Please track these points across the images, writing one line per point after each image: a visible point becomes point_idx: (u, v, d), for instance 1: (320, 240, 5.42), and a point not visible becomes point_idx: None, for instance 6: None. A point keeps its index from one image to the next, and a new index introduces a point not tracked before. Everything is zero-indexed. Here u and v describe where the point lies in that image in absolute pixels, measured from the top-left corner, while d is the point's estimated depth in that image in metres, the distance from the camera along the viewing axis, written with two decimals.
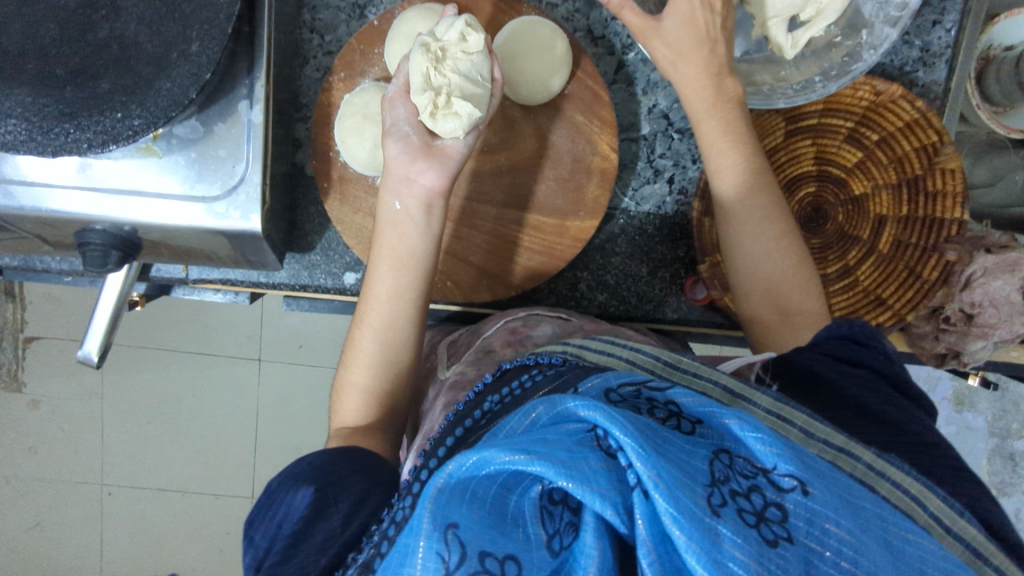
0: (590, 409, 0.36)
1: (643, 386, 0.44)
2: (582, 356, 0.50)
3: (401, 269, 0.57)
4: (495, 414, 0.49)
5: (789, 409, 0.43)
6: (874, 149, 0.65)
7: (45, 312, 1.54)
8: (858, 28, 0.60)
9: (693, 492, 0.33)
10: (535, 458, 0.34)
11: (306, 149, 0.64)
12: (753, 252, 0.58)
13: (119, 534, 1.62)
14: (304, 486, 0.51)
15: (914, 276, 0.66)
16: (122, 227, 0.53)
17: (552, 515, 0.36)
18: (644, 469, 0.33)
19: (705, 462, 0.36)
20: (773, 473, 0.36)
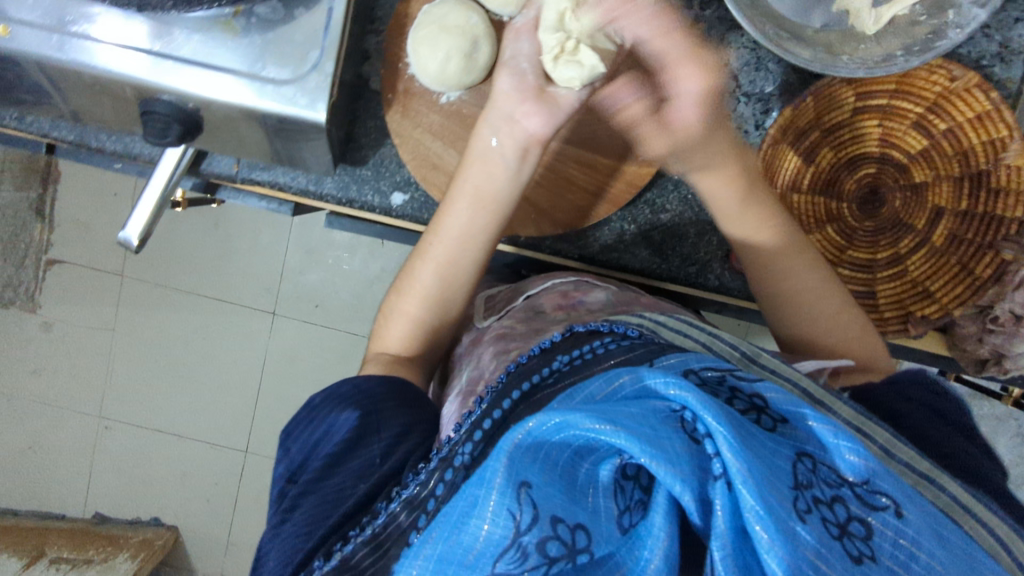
0: (681, 392, 0.40)
1: (728, 374, 0.48)
2: (657, 332, 0.55)
3: (480, 211, 0.59)
4: (562, 373, 0.52)
5: (871, 425, 0.46)
6: (940, 138, 0.64)
7: (68, 238, 1.52)
8: (945, 8, 0.60)
9: (775, 489, 0.37)
10: (623, 432, 0.38)
11: (374, 61, 0.63)
12: (792, 287, 0.60)
13: (110, 467, 1.62)
14: (350, 410, 0.58)
15: (965, 272, 0.65)
16: (187, 102, 0.53)
17: (623, 490, 0.40)
18: (733, 460, 0.37)
19: (790, 463, 0.40)
20: (857, 486, 0.40)
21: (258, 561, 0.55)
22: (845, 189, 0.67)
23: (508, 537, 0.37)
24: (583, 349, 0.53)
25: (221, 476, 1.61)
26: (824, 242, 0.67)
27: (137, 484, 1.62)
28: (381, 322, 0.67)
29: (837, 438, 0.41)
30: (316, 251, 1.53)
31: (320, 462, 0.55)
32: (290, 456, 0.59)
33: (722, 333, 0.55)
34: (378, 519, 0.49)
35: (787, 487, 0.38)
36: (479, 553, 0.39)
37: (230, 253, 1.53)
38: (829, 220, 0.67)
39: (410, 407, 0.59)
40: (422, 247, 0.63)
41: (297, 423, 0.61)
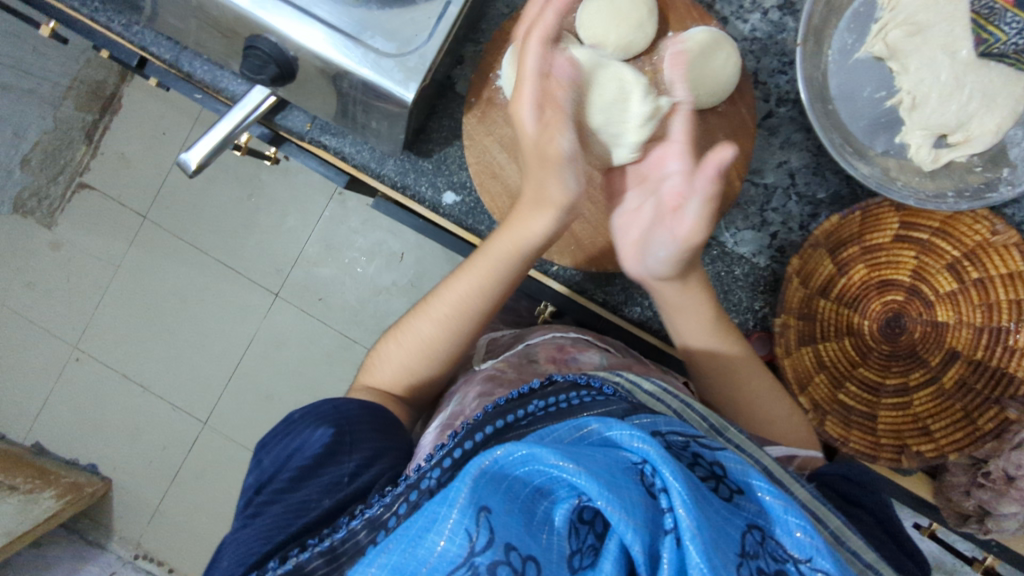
0: (643, 443, 0.40)
1: (693, 441, 0.47)
2: (632, 393, 0.54)
3: (489, 286, 0.62)
4: (537, 418, 0.50)
5: (826, 513, 0.47)
6: (969, 286, 0.66)
7: (107, 168, 1.54)
8: (1000, 164, 0.64)
9: (722, 553, 0.36)
10: (583, 472, 0.37)
11: (466, 67, 0.67)
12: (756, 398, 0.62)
13: (67, 400, 1.58)
14: (325, 426, 0.57)
15: (967, 419, 0.65)
16: (290, 47, 0.56)
17: (578, 532, 0.39)
18: (686, 516, 0.36)
19: (739, 532, 0.39)
20: (806, 564, 0.39)
21: (212, 562, 0.54)
22: (871, 308, 0.68)
23: (462, 556, 0.35)
24: (559, 396, 0.51)
25: (172, 441, 1.56)
26: (839, 352, 0.68)
27: (87, 426, 1.58)
28: (371, 358, 0.68)
29: (786, 513, 0.40)
30: (336, 247, 1.54)
31: (290, 472, 0.55)
32: (261, 467, 0.59)
33: (696, 403, 0.55)
34: (337, 533, 0.48)
35: (733, 554, 0.37)
36: (431, 569, 0.36)
37: (254, 225, 1.54)
38: (849, 333, 0.68)
39: (387, 434, 0.59)
40: (428, 306, 0.65)
41: (273, 434, 0.61)
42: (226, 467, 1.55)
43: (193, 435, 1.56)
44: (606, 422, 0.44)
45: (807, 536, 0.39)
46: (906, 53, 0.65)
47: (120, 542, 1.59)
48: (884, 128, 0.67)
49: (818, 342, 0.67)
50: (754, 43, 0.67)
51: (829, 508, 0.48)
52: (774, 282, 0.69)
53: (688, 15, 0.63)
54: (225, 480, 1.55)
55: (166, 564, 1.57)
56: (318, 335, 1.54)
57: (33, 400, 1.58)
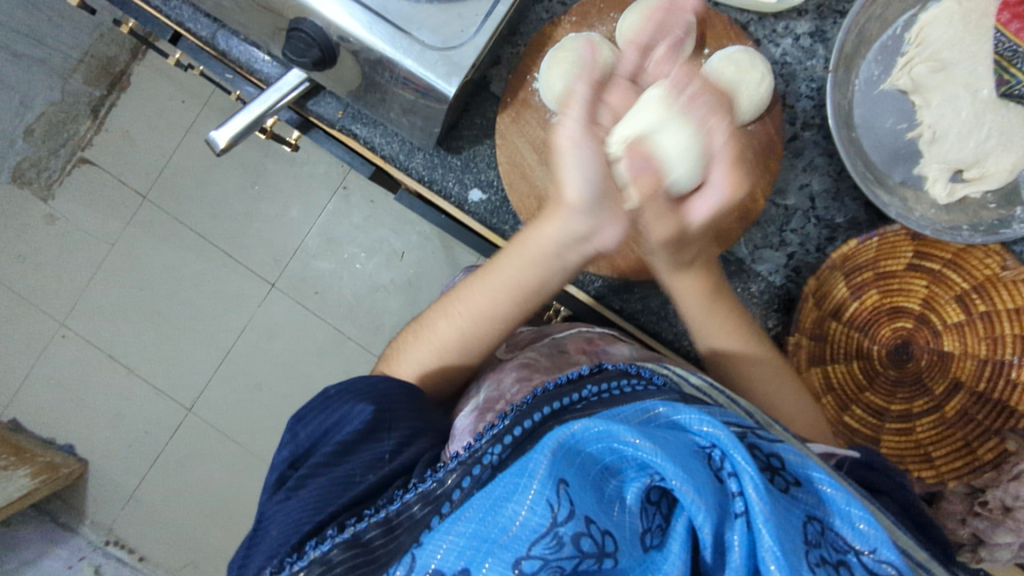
0: (714, 428, 0.42)
1: (749, 431, 0.49)
2: (681, 386, 0.56)
3: (509, 294, 0.63)
4: (592, 402, 0.51)
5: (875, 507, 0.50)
6: (975, 318, 0.67)
7: (112, 145, 1.53)
8: (1014, 203, 0.66)
9: (790, 538, 0.39)
10: (659, 452, 0.39)
11: (501, 67, 0.67)
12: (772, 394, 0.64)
13: (50, 378, 1.54)
14: (365, 402, 0.56)
15: (968, 449, 0.67)
16: (334, 32, 0.56)
17: (647, 512, 0.42)
18: (757, 500, 0.38)
19: (800, 522, 0.42)
20: (866, 555, 0.41)
21: (251, 537, 0.53)
22: (880, 334, 0.69)
23: (545, 526, 0.37)
24: (611, 382, 0.53)
25: (155, 425, 1.54)
26: (847, 375, 0.69)
27: (68, 406, 1.54)
28: (392, 351, 0.70)
29: (849, 505, 0.42)
30: (337, 241, 1.53)
31: (329, 448, 0.54)
32: (295, 440, 0.58)
33: (739, 399, 0.56)
34: (393, 505, 0.49)
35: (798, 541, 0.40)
36: (513, 536, 0.38)
37: (256, 214, 1.53)
38: (858, 357, 0.69)
39: (421, 413, 0.59)
40: (450, 305, 0.65)
41: (308, 410, 0.59)
42: (208, 455, 1.53)
43: (177, 421, 1.53)
44: (674, 405, 0.45)
45: (870, 528, 0.41)
46: (929, 89, 0.67)
47: (91, 527, 1.55)
48: (902, 159, 0.69)
49: (827, 364, 0.69)
50: (784, 68, 0.68)
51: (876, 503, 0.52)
52: (789, 301, 0.70)
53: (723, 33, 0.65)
54: (208, 469, 1.53)
55: (137, 552, 1.53)
56: (312, 327, 1.53)
57: (14, 375, 1.54)
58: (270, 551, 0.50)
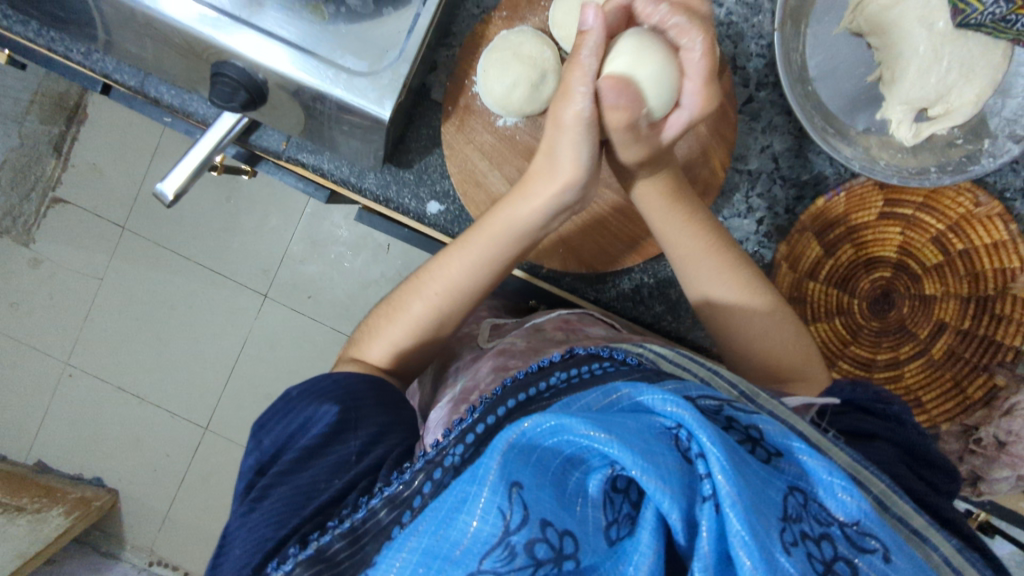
0: (676, 409, 0.41)
1: (725, 404, 0.48)
2: (658, 362, 0.54)
3: (485, 266, 0.61)
4: (560, 389, 0.51)
5: (866, 473, 0.49)
6: (954, 257, 0.66)
7: (80, 180, 1.51)
8: (981, 136, 0.65)
9: (762, 516, 0.38)
10: (616, 443, 0.39)
11: (440, 73, 0.65)
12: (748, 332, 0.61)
13: (66, 418, 1.57)
14: (331, 403, 0.58)
15: (958, 389, 0.67)
16: (257, 72, 0.55)
17: (613, 501, 0.41)
18: (724, 484, 0.37)
19: (781, 495, 0.41)
20: (848, 527, 0.41)
21: (219, 552, 0.54)
22: (860, 287, 0.68)
23: (496, 536, 0.37)
24: (580, 367, 0.53)
25: (175, 447, 1.57)
26: (830, 333, 0.68)
27: (88, 441, 1.58)
28: (364, 335, 0.67)
29: (830, 475, 0.42)
30: (321, 243, 1.52)
31: (294, 454, 0.55)
32: (261, 448, 0.59)
33: (722, 369, 0.55)
34: (359, 513, 0.48)
35: (775, 517, 0.39)
36: (464, 550, 0.38)
37: (236, 228, 1.52)
38: (840, 313, 0.68)
39: (390, 409, 0.60)
40: (418, 282, 0.63)
41: (270, 425, 0.60)
42: (231, 469, 1.56)
43: (196, 440, 1.56)
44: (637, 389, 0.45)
45: (852, 499, 0.41)
46: (883, 28, 0.64)
47: (133, 551, 1.61)
48: (864, 105, 0.67)
49: (809, 325, 0.68)
50: (731, 28, 0.66)
51: (870, 470, 0.49)
52: (762, 266, 0.69)
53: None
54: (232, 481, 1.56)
55: (180, 568, 1.59)
56: (309, 332, 1.53)
57: (31, 419, 1.58)
58: (238, 566, 0.51)
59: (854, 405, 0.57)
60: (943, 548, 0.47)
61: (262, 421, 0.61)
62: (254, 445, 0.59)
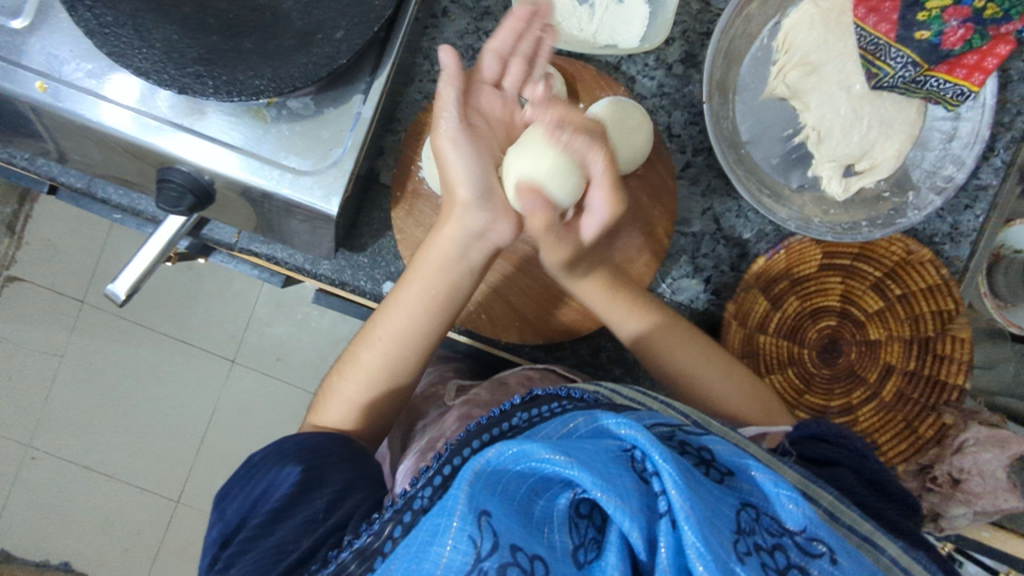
0: (630, 431, 0.42)
1: (677, 429, 0.49)
2: (614, 398, 0.55)
3: (422, 308, 0.59)
4: (522, 429, 0.50)
5: (817, 490, 0.49)
6: (894, 302, 0.70)
7: (37, 257, 1.48)
8: (906, 188, 0.68)
9: (718, 530, 0.38)
10: (576, 464, 0.39)
11: (387, 158, 0.67)
12: (687, 373, 0.63)
13: (27, 501, 1.49)
14: (292, 463, 0.54)
15: (910, 430, 0.69)
16: (202, 174, 0.56)
17: (578, 526, 0.41)
18: (678, 498, 0.38)
19: (734, 510, 0.41)
20: (799, 535, 0.42)
21: None
22: (807, 337, 0.70)
23: (469, 564, 0.36)
24: (541, 407, 0.52)
25: (146, 524, 1.49)
26: (785, 383, 0.70)
27: (50, 525, 1.49)
28: (320, 398, 0.64)
29: (778, 487, 0.43)
30: (287, 304, 1.52)
31: (260, 518, 0.52)
32: (224, 519, 0.54)
33: (675, 402, 0.55)
34: (329, 569, 0.47)
35: (729, 531, 0.39)
36: None
37: (200, 296, 1.51)
38: (791, 363, 0.70)
39: (354, 462, 0.56)
40: (367, 332, 0.61)
41: (232, 485, 0.56)
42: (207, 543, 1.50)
43: (168, 515, 1.50)
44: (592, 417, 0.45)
45: (799, 507, 0.42)
46: (805, 92, 0.67)
47: None
48: (795, 164, 0.70)
49: (765, 377, 0.69)
50: (664, 98, 0.69)
51: (821, 485, 0.50)
52: (713, 322, 0.72)
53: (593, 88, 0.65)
54: None
55: None
56: (279, 395, 1.51)
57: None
58: None
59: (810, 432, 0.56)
60: (890, 549, 0.47)
61: (225, 482, 0.56)
62: (215, 513, 0.54)
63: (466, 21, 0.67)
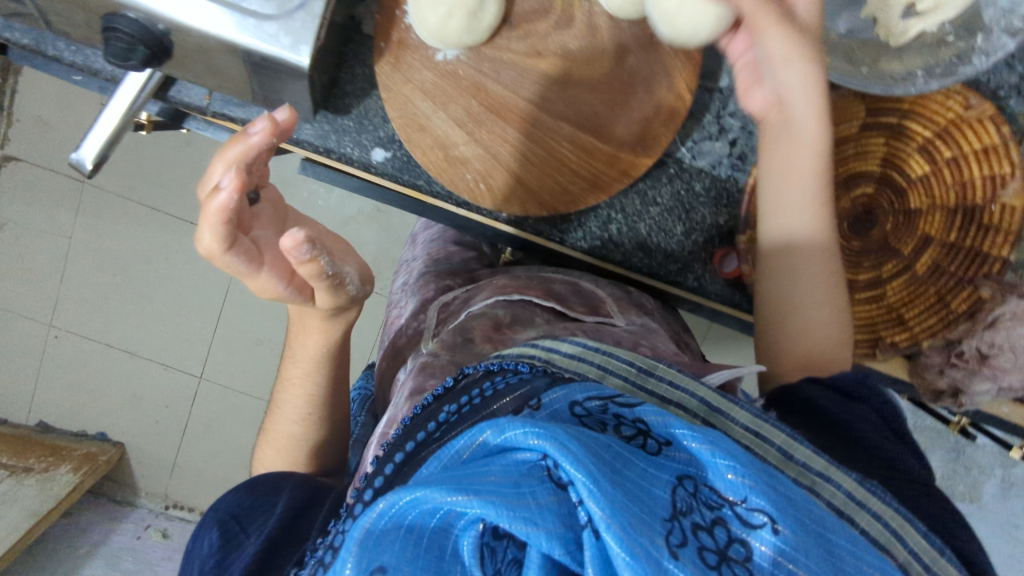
0: (538, 438, 0.30)
1: (611, 401, 0.38)
2: (551, 361, 0.44)
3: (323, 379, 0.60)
4: (453, 424, 0.41)
5: (769, 426, 0.38)
6: (941, 167, 0.62)
7: (29, 135, 1.27)
8: (975, 31, 0.56)
9: (643, 527, 0.28)
10: (475, 497, 0.28)
11: (369, 4, 0.59)
12: (787, 221, 0.56)
13: (54, 377, 1.42)
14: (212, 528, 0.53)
15: (941, 304, 0.63)
16: (155, 23, 0.48)
17: (495, 552, 0.30)
18: (596, 507, 0.27)
19: (667, 490, 0.31)
20: (740, 505, 0.30)
21: None
22: (841, 206, 0.67)
23: None
24: (470, 393, 0.43)
25: (171, 400, 1.42)
26: None
27: (78, 402, 1.44)
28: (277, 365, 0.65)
29: (715, 455, 0.32)
30: None
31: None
32: None
33: (620, 350, 0.44)
34: None
35: (657, 521, 0.29)
36: None
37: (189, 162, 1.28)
38: None
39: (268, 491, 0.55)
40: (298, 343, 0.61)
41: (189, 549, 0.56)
42: (227, 416, 1.43)
43: (193, 390, 1.42)
44: (493, 421, 0.32)
45: (738, 475, 0.31)
46: None
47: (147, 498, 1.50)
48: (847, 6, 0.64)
49: None
50: None
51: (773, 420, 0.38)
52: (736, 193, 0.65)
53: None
54: (235, 426, 1.43)
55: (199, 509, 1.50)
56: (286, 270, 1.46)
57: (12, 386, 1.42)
58: None
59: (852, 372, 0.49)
60: (846, 482, 0.36)
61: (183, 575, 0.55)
62: None
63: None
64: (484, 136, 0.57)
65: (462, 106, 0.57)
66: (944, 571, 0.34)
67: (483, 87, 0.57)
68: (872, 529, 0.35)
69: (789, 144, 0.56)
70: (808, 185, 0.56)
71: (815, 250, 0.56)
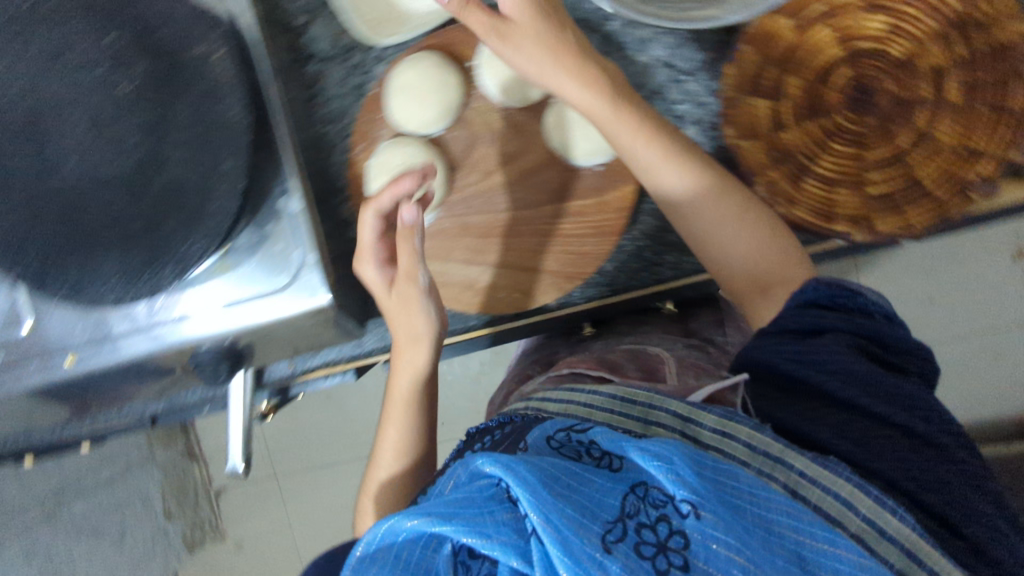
0: (490, 466, 0.39)
1: (572, 430, 0.48)
2: (544, 407, 0.54)
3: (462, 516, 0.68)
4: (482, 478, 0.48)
5: (733, 425, 0.47)
6: (897, 7, 0.60)
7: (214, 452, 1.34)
8: None
9: (581, 528, 0.37)
10: (435, 520, 0.38)
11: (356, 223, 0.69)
12: (667, 182, 0.62)
13: None
14: None
15: (1003, 112, 0.58)
16: (222, 339, 0.59)
17: (466, 565, 0.40)
18: (535, 516, 0.36)
19: (619, 498, 0.40)
20: (676, 500, 0.38)
21: None
22: (832, 102, 0.62)
23: None
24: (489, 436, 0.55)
25: None
26: (838, 160, 0.63)
27: None
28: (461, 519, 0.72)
29: (649, 458, 0.40)
30: None
31: None
32: None
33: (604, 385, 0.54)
34: None
35: (598, 522, 0.38)
36: None
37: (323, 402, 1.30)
38: (832, 137, 0.63)
39: None
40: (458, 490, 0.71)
41: None
42: None
43: None
44: (465, 462, 0.43)
45: (671, 474, 0.39)
46: None
47: None
48: None
49: (812, 167, 0.63)
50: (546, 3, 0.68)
51: (739, 419, 0.47)
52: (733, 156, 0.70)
53: (471, 40, 0.64)
54: None
55: None
56: None
57: None
58: None
59: (810, 327, 0.53)
60: (798, 463, 0.44)
61: None
62: None
63: (332, 60, 0.66)
64: (497, 256, 0.67)
65: (468, 247, 0.66)
66: (896, 537, 0.41)
67: (463, 220, 0.66)
68: (825, 502, 0.42)
69: (617, 137, 0.60)
70: (653, 147, 0.60)
71: (741, 235, 0.62)
